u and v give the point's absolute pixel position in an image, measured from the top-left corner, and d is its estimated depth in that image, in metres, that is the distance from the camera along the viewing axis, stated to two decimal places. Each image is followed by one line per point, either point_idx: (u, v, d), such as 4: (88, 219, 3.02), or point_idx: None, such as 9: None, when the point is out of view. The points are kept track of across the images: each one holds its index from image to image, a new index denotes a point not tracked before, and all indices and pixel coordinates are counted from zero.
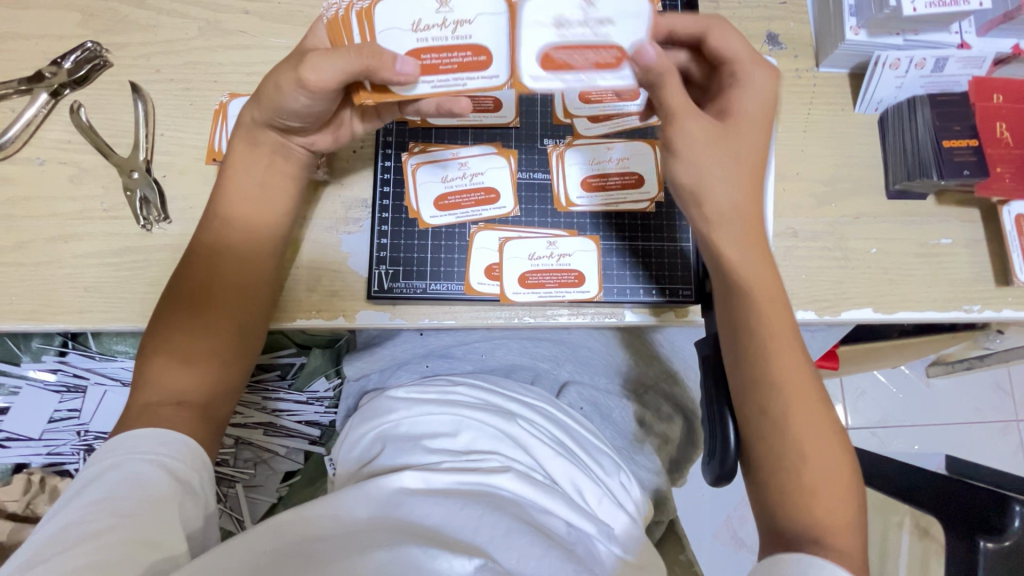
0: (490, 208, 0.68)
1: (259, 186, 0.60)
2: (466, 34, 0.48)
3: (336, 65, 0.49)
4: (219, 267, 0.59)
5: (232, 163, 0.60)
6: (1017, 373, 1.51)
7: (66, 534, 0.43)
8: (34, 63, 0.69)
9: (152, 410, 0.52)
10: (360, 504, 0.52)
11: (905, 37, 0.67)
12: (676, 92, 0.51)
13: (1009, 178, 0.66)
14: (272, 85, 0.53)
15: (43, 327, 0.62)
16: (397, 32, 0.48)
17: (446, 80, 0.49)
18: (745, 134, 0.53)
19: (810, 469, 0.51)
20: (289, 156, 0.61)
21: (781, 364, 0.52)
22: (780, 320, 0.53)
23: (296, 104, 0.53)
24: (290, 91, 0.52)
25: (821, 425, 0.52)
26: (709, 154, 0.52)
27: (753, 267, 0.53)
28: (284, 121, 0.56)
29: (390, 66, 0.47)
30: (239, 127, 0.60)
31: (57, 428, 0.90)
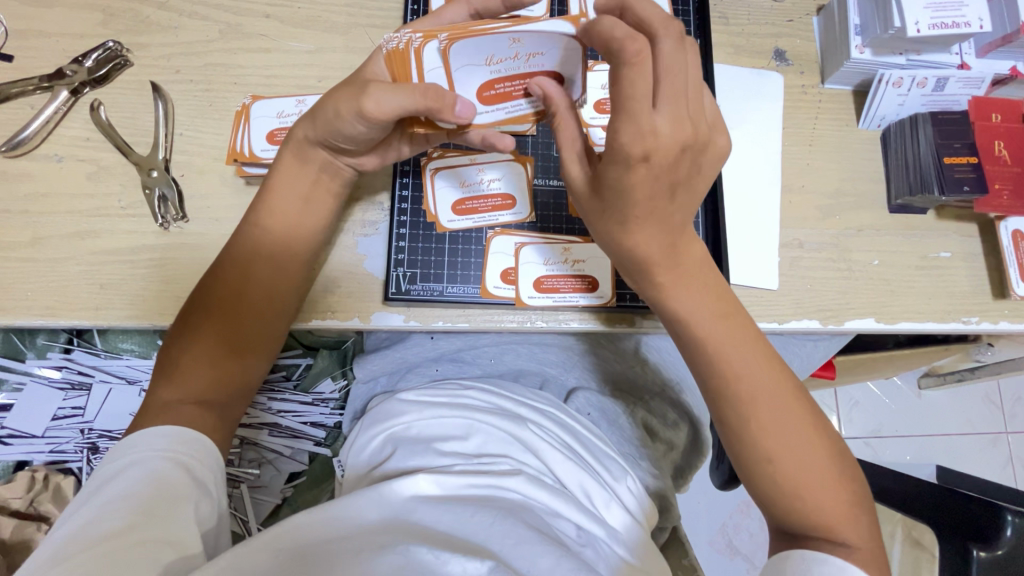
0: (506, 213, 0.69)
1: (303, 201, 0.61)
2: (536, 62, 0.50)
3: (400, 103, 0.50)
4: (253, 272, 0.59)
5: (278, 173, 0.61)
6: (1006, 386, 1.54)
7: (83, 533, 0.43)
8: (55, 60, 0.69)
9: (172, 409, 0.53)
10: (373, 506, 0.53)
11: (907, 57, 0.70)
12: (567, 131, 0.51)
13: (1007, 195, 0.69)
14: (333, 111, 0.54)
15: (59, 324, 0.62)
16: (472, 70, 0.51)
17: (518, 105, 0.54)
18: (634, 185, 0.47)
19: (795, 468, 0.52)
20: (334, 174, 0.62)
21: (738, 372, 0.54)
22: (737, 336, 0.55)
23: (353, 131, 0.55)
24: (348, 117, 0.54)
25: (787, 409, 0.53)
26: (601, 216, 0.51)
27: (695, 310, 0.54)
28: (337, 142, 0.58)
29: (453, 110, 0.50)
30: (288, 142, 0.61)
31: (61, 426, 0.90)
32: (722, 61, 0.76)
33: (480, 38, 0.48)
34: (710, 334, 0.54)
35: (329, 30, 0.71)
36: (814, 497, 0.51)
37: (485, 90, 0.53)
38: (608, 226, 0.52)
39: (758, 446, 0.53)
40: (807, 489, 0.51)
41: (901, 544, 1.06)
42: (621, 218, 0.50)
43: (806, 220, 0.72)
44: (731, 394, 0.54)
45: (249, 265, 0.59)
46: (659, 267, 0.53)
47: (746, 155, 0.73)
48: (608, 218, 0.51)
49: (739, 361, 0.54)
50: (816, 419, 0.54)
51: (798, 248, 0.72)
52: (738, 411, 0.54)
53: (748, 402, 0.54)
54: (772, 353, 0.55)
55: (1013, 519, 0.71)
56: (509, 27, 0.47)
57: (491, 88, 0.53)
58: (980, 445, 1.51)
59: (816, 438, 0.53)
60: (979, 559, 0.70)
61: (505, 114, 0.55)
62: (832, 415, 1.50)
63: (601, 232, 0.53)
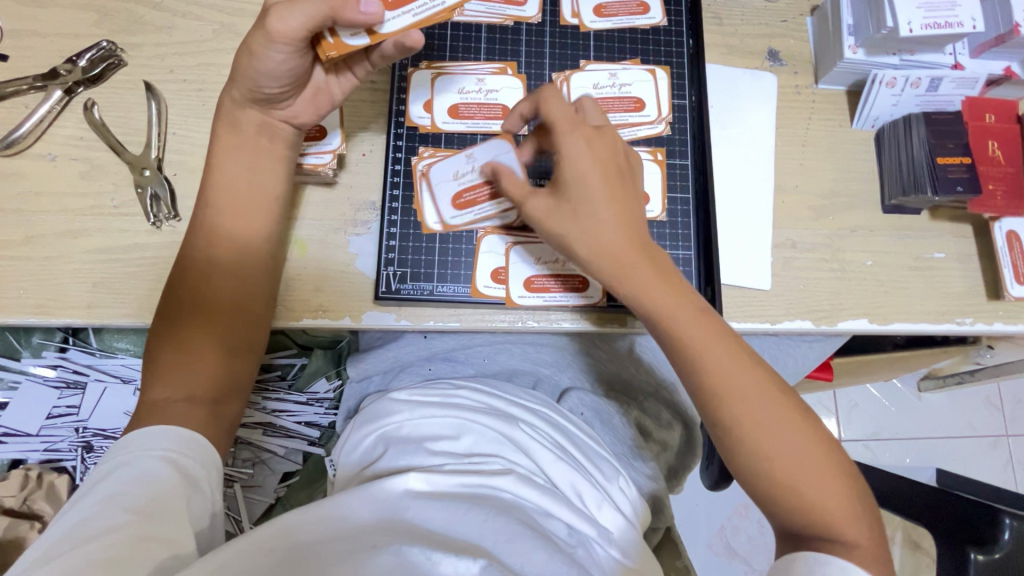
0: (504, 207, 0.67)
1: (249, 172, 0.60)
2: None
3: (302, 9, 0.51)
4: (211, 250, 0.59)
5: (218, 151, 0.60)
6: (1006, 389, 1.53)
7: (78, 530, 0.44)
8: (49, 60, 0.70)
9: (162, 406, 0.53)
10: (365, 506, 0.52)
11: (901, 57, 0.70)
12: (512, 184, 0.59)
13: (1001, 195, 0.69)
14: (246, 50, 0.54)
15: (51, 322, 0.62)
16: None
17: (424, 4, 0.53)
18: (588, 184, 0.55)
19: (780, 454, 0.51)
20: (272, 134, 0.61)
21: (710, 360, 0.54)
22: (706, 327, 0.55)
23: (274, 63, 0.54)
24: (270, 53, 0.54)
25: (757, 384, 0.53)
26: (567, 221, 0.56)
27: (661, 297, 0.55)
28: (263, 91, 0.57)
29: (356, 9, 0.50)
30: (218, 116, 0.61)
31: (56, 424, 0.90)
32: (715, 61, 0.76)
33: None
34: (677, 326, 0.55)
35: None
36: (803, 484, 0.51)
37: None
38: (570, 226, 0.56)
39: (740, 436, 0.53)
40: (802, 479, 0.51)
41: (898, 547, 1.05)
42: (586, 211, 0.55)
43: (800, 220, 0.72)
44: (705, 384, 0.54)
45: (213, 247, 0.59)
46: (622, 258, 0.56)
47: (738, 155, 0.73)
48: (571, 217, 0.56)
49: (710, 347, 0.54)
50: (793, 399, 0.54)
51: (790, 248, 0.71)
52: (716, 401, 0.53)
53: (726, 391, 0.53)
54: (724, 324, 0.56)
55: (1011, 522, 0.70)
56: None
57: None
58: (980, 448, 1.50)
59: (798, 422, 0.53)
60: (975, 561, 0.70)
61: (415, 20, 0.53)
62: (830, 418, 1.50)
63: (574, 234, 0.56)
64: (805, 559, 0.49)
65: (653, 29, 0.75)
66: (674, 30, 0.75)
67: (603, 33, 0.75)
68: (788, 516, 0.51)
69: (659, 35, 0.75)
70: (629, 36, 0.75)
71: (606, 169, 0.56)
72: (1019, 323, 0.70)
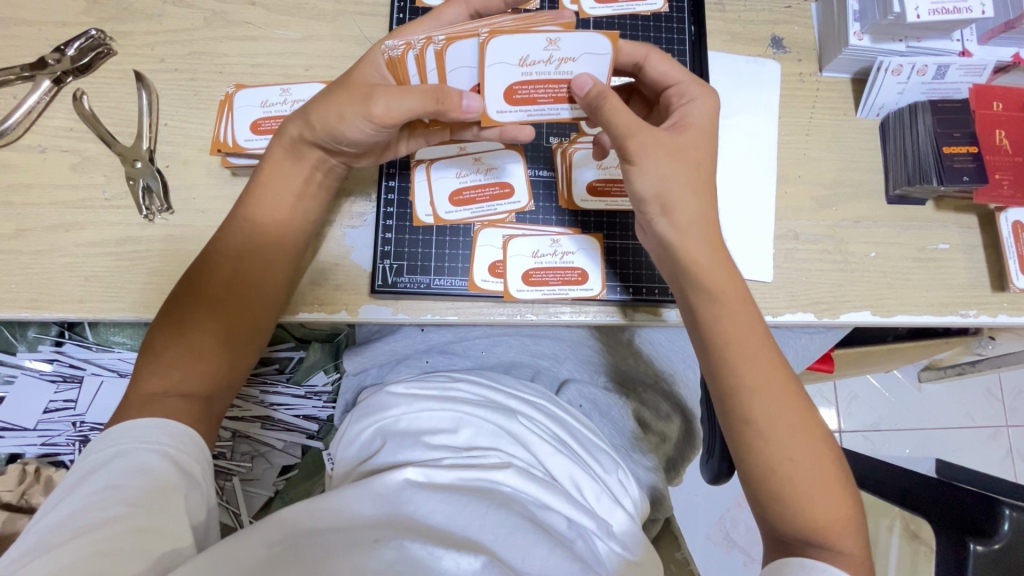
0: (504, 203, 0.68)
1: (295, 197, 0.61)
2: (569, 71, 0.52)
3: (408, 104, 0.52)
4: (243, 265, 0.59)
5: (270, 168, 0.60)
6: (1006, 380, 1.53)
7: (72, 521, 0.43)
8: (37, 49, 0.68)
9: (156, 401, 0.52)
10: (365, 501, 0.52)
11: (907, 44, 0.69)
12: (623, 114, 0.51)
13: (1007, 185, 0.67)
14: (337, 115, 0.55)
15: (44, 316, 0.62)
16: (505, 67, 0.51)
17: (542, 109, 0.55)
18: (699, 135, 0.55)
19: (799, 468, 0.51)
20: (328, 170, 0.62)
21: (747, 370, 0.53)
22: (753, 342, 0.54)
23: (359, 135, 0.55)
24: (356, 122, 0.54)
25: (789, 410, 0.52)
26: (676, 165, 0.54)
27: (716, 274, 0.54)
28: (339, 146, 0.58)
29: (459, 105, 0.52)
30: (281, 138, 0.60)
31: (52, 419, 0.90)
32: (717, 49, 0.75)
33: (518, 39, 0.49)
34: (736, 313, 0.54)
35: (316, 17, 0.70)
36: (806, 491, 0.51)
37: (513, 89, 0.52)
38: (671, 169, 0.53)
39: (760, 439, 0.52)
40: (809, 490, 0.51)
41: (898, 538, 1.06)
42: (695, 163, 0.55)
43: (802, 211, 0.71)
44: (735, 387, 0.53)
45: (235, 254, 0.59)
46: (710, 222, 0.55)
47: (741, 144, 0.72)
48: (679, 161, 0.54)
49: (765, 368, 0.53)
50: (818, 426, 0.53)
51: (793, 239, 0.70)
52: (739, 405, 0.53)
53: (751, 391, 0.52)
54: (779, 354, 0.55)
55: (1011, 514, 0.69)
56: (553, 28, 0.48)
57: (518, 90, 0.53)
58: (980, 439, 1.50)
59: (815, 443, 0.52)
60: (974, 553, 0.69)
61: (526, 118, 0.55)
62: (831, 408, 1.50)
63: (680, 183, 0.54)
64: (796, 563, 0.49)
65: (653, 15, 0.73)
66: (675, 16, 0.73)
67: (603, 19, 0.72)
68: (787, 521, 0.51)
69: (660, 21, 0.73)
70: (628, 23, 0.73)
71: (712, 129, 0.57)
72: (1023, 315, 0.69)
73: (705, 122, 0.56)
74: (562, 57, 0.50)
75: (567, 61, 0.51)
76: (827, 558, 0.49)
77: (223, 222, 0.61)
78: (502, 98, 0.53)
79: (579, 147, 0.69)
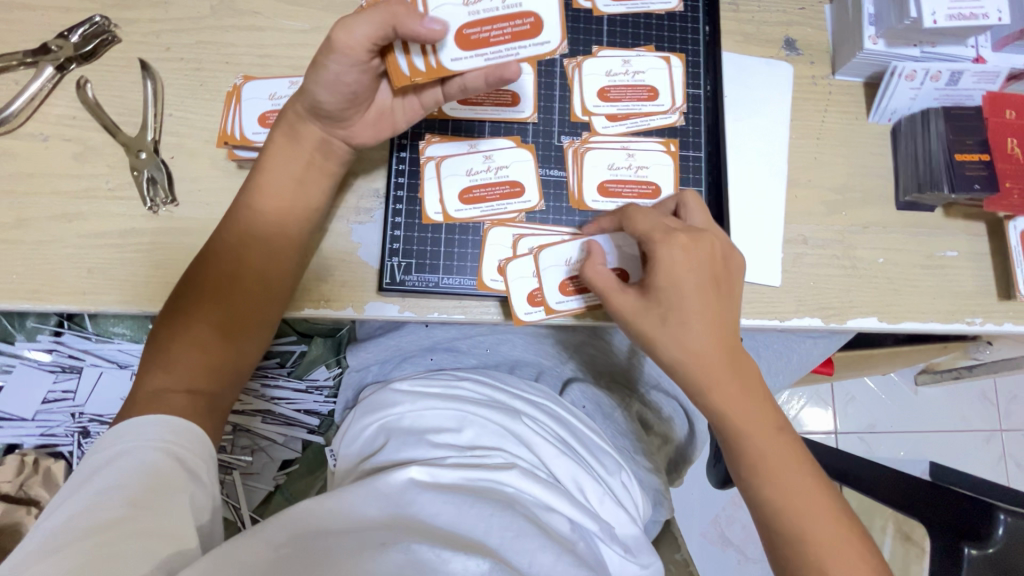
0: (515, 202, 0.67)
1: (297, 182, 0.60)
2: (642, 175, 0.68)
3: (371, 23, 0.50)
4: (243, 255, 0.58)
5: (273, 158, 0.60)
6: (1002, 384, 1.54)
7: (77, 522, 0.43)
8: (39, 34, 0.67)
9: (161, 397, 0.52)
10: (369, 502, 0.52)
11: (922, 49, 0.68)
12: (595, 272, 0.58)
13: (1018, 194, 0.67)
14: (312, 63, 0.54)
15: (45, 308, 0.61)
16: (596, 169, 0.68)
17: (498, 51, 0.52)
18: (678, 291, 0.54)
19: (828, 552, 0.50)
20: (330, 153, 0.61)
21: (761, 459, 0.54)
22: (767, 437, 0.54)
23: (332, 75, 0.53)
24: (329, 64, 0.53)
25: (807, 493, 0.53)
26: (655, 326, 0.55)
27: (723, 391, 0.54)
28: (322, 104, 0.56)
29: (417, 21, 0.49)
30: (280, 123, 0.60)
31: (51, 409, 0.89)
32: (730, 49, 0.74)
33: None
34: (743, 423, 0.54)
35: (325, 8, 0.69)
36: None
37: (463, 31, 0.51)
38: (654, 328, 0.55)
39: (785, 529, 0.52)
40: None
41: (891, 538, 1.07)
42: (675, 320, 0.54)
43: (811, 215, 0.71)
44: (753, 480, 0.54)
45: (241, 249, 0.58)
46: (705, 367, 0.54)
47: (752, 146, 0.71)
48: (659, 325, 0.54)
49: (780, 466, 0.53)
50: (837, 502, 0.53)
51: (802, 244, 0.70)
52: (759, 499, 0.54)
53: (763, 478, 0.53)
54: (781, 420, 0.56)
55: (1006, 518, 0.68)
56: (624, 138, 0.69)
57: (469, 32, 0.51)
58: (974, 442, 1.51)
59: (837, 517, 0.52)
60: (968, 558, 0.68)
61: (485, 65, 0.53)
62: (828, 410, 1.50)
63: (661, 338, 0.54)
64: None
65: (668, 14, 0.72)
66: (689, 16, 0.72)
67: (617, 17, 0.71)
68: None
69: (675, 20, 0.72)
70: (642, 22, 0.72)
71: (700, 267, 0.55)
72: None
73: (684, 267, 0.54)
74: (638, 164, 0.68)
75: (643, 167, 0.68)
76: None
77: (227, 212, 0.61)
78: (454, 45, 0.52)
79: (591, 147, 0.69)
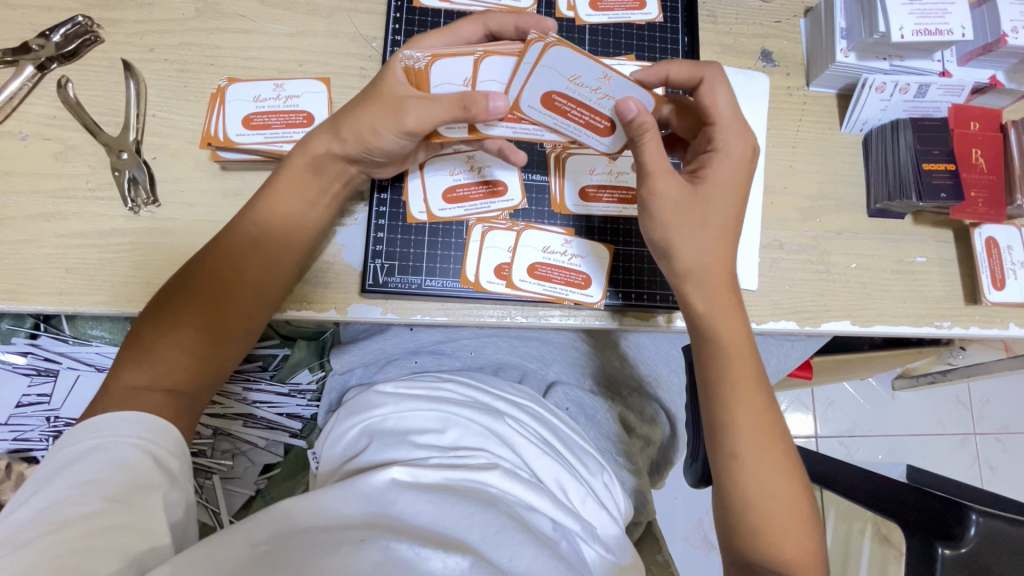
0: (497, 201, 0.68)
1: (309, 204, 0.60)
2: (624, 180, 0.69)
3: (437, 113, 0.52)
4: (242, 266, 0.58)
5: (286, 173, 0.59)
6: (975, 389, 1.58)
7: (46, 516, 0.42)
8: (21, 34, 0.67)
9: (139, 396, 0.51)
10: (351, 501, 0.52)
11: (891, 62, 0.70)
12: (653, 150, 0.53)
13: (982, 202, 0.70)
14: (371, 128, 0.55)
15: (21, 308, 0.60)
16: (578, 174, 0.69)
17: (527, 129, 0.55)
18: (715, 201, 0.56)
19: (778, 506, 0.54)
20: (346, 180, 0.62)
21: (739, 411, 0.56)
22: (745, 374, 0.56)
23: (393, 146, 0.57)
24: (391, 138, 0.56)
25: (768, 446, 0.55)
26: (684, 217, 0.55)
27: (719, 315, 0.56)
28: (367, 156, 0.59)
29: (484, 107, 0.50)
30: (302, 147, 0.59)
31: (25, 413, 0.88)
32: (709, 60, 0.76)
33: (579, 56, 0.51)
34: (736, 370, 0.56)
35: (311, 12, 0.70)
36: (783, 534, 0.53)
37: (552, 96, 0.53)
38: (683, 220, 0.55)
39: (743, 472, 0.55)
40: (782, 528, 0.53)
41: (869, 541, 1.08)
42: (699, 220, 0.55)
43: (787, 222, 0.73)
44: (722, 422, 0.56)
45: (236, 258, 0.58)
46: (721, 277, 0.56)
47: None
48: (689, 218, 0.55)
49: (760, 419, 0.56)
50: (799, 470, 0.56)
51: (778, 249, 0.72)
52: (726, 440, 0.55)
53: (740, 430, 0.55)
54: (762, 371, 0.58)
55: (977, 518, 0.68)
56: None
57: (556, 99, 0.53)
58: (949, 445, 1.55)
59: (794, 484, 0.55)
60: (942, 558, 0.68)
61: (550, 126, 0.55)
62: (807, 414, 1.53)
63: (684, 236, 0.55)
64: None
65: (648, 25, 0.74)
66: (669, 27, 0.74)
67: (599, 27, 0.73)
68: (756, 550, 0.53)
69: (654, 31, 0.74)
70: (623, 32, 0.73)
71: (737, 185, 0.57)
72: (993, 328, 0.72)
73: (729, 174, 0.56)
74: (619, 170, 0.69)
75: (623, 173, 0.69)
76: (768, 536, 0.53)
77: (234, 218, 0.60)
78: (538, 97, 0.53)
79: (573, 153, 0.69)
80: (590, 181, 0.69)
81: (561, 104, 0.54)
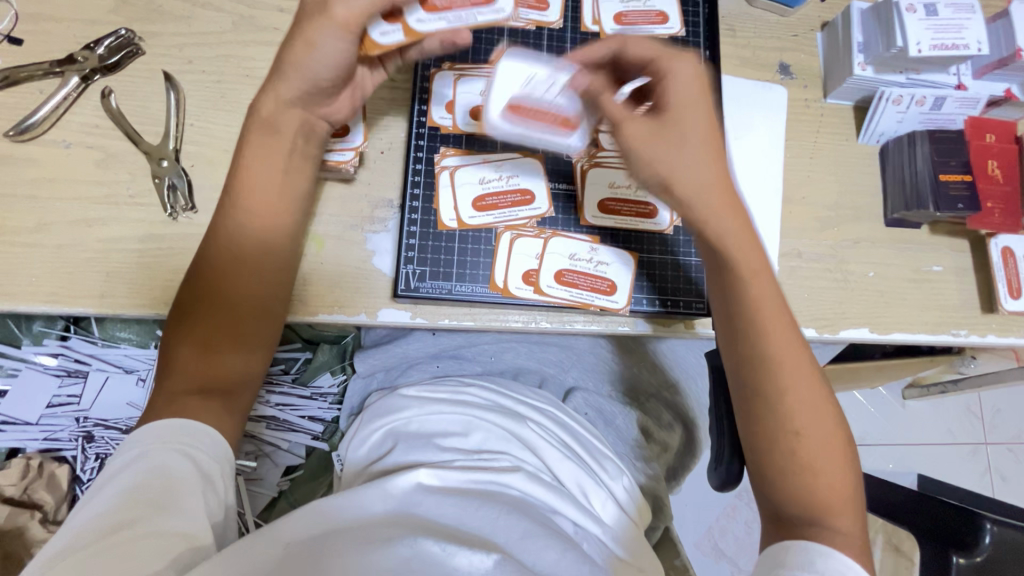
0: (524, 208, 0.70)
1: (283, 172, 0.59)
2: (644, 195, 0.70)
3: None
4: (238, 246, 0.58)
5: (250, 145, 0.59)
6: (986, 399, 1.58)
7: (101, 522, 0.44)
8: (65, 46, 0.69)
9: (177, 400, 0.53)
10: (378, 502, 0.53)
11: (908, 76, 0.72)
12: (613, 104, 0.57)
13: (998, 213, 0.71)
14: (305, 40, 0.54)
15: (64, 311, 0.62)
16: (597, 186, 0.70)
17: (459, 18, 0.52)
18: (679, 126, 0.55)
19: (811, 448, 0.53)
20: (307, 134, 0.61)
21: (771, 346, 0.55)
22: (773, 312, 0.55)
23: (331, 51, 0.54)
24: (322, 39, 0.54)
25: (803, 385, 0.54)
26: (665, 147, 0.55)
27: (732, 242, 0.55)
28: (310, 85, 0.57)
29: None
30: (254, 114, 0.59)
31: (55, 414, 0.89)
32: (729, 72, 0.78)
33: (524, 59, 0.59)
34: (762, 307, 0.55)
35: None
36: (813, 473, 0.53)
37: (515, 105, 0.59)
38: (668, 152, 0.55)
39: (773, 409, 0.54)
40: (813, 466, 0.53)
41: (880, 550, 1.09)
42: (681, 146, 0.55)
43: (805, 231, 0.74)
44: (753, 355, 0.55)
45: (238, 247, 0.58)
46: (716, 199, 0.55)
47: (751, 164, 0.75)
48: (660, 143, 0.55)
49: (789, 350, 0.55)
50: (833, 406, 0.55)
51: (797, 257, 0.73)
52: (754, 379, 0.55)
53: (773, 365, 0.54)
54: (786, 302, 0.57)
55: (992, 527, 0.69)
56: None
57: (519, 106, 0.59)
58: (960, 454, 1.54)
59: (828, 422, 0.54)
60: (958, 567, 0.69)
61: (519, 134, 0.60)
62: None
63: (667, 162, 0.55)
64: (798, 547, 0.50)
65: (671, 39, 0.76)
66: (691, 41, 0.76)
67: None
68: (789, 498, 0.53)
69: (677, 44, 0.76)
70: None
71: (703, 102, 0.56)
72: (1010, 336, 0.73)
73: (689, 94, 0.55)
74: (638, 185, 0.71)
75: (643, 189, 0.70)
76: (806, 479, 0.52)
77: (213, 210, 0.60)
78: (504, 110, 0.59)
79: (596, 164, 0.71)
80: (612, 194, 0.70)
81: (523, 112, 0.59)
